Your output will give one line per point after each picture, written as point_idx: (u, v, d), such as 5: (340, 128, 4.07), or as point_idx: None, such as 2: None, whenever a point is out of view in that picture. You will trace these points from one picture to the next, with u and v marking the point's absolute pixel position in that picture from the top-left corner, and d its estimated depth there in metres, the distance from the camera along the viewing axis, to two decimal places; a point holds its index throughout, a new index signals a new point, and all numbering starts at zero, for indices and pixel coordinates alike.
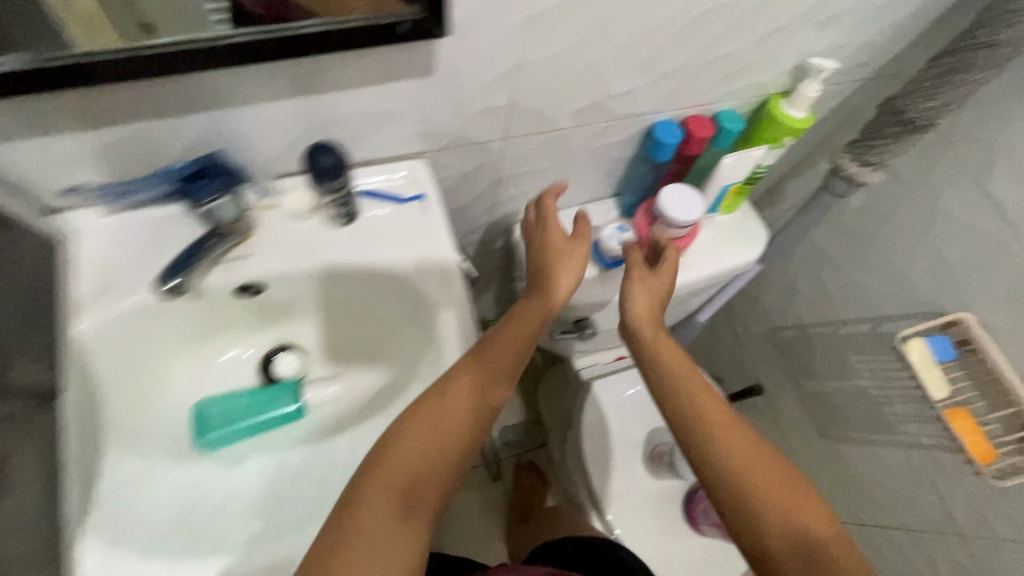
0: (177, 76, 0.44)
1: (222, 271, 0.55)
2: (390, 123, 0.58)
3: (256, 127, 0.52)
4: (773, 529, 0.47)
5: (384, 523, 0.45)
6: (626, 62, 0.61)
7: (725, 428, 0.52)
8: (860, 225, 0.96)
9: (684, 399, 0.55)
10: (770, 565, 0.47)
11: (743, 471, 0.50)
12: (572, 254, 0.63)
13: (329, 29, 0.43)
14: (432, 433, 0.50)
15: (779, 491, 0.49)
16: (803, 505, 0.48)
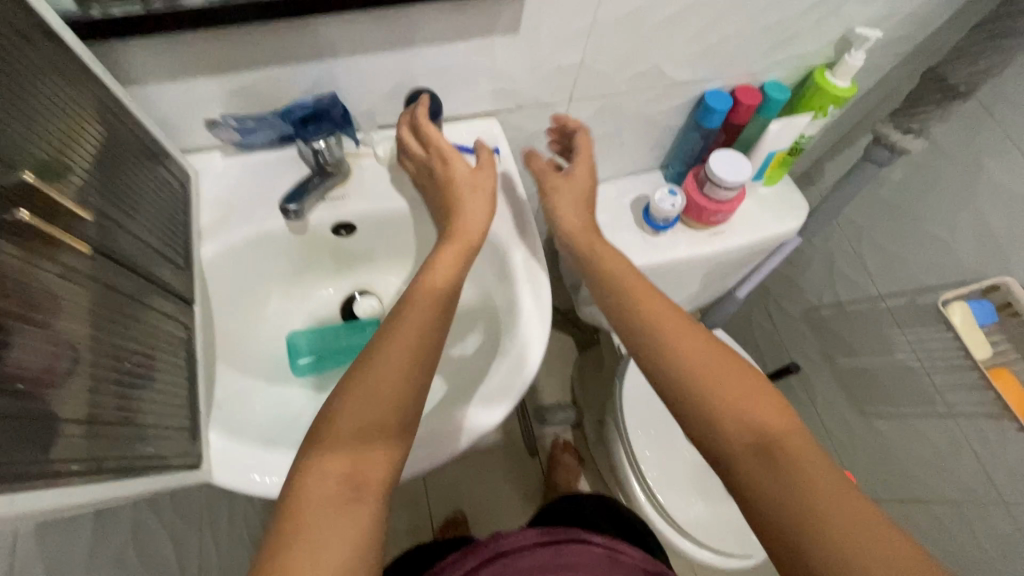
0: (314, 22, 0.52)
1: (325, 208, 0.63)
2: (473, 80, 0.65)
3: (363, 78, 0.60)
4: (731, 428, 0.51)
5: (329, 503, 0.41)
6: (686, 27, 0.67)
7: (677, 338, 0.57)
8: (900, 199, 0.99)
9: (638, 319, 0.59)
10: (724, 460, 0.50)
11: (697, 375, 0.54)
12: (477, 189, 0.60)
13: None
14: (353, 423, 0.44)
15: (734, 391, 0.52)
16: (749, 397, 0.52)
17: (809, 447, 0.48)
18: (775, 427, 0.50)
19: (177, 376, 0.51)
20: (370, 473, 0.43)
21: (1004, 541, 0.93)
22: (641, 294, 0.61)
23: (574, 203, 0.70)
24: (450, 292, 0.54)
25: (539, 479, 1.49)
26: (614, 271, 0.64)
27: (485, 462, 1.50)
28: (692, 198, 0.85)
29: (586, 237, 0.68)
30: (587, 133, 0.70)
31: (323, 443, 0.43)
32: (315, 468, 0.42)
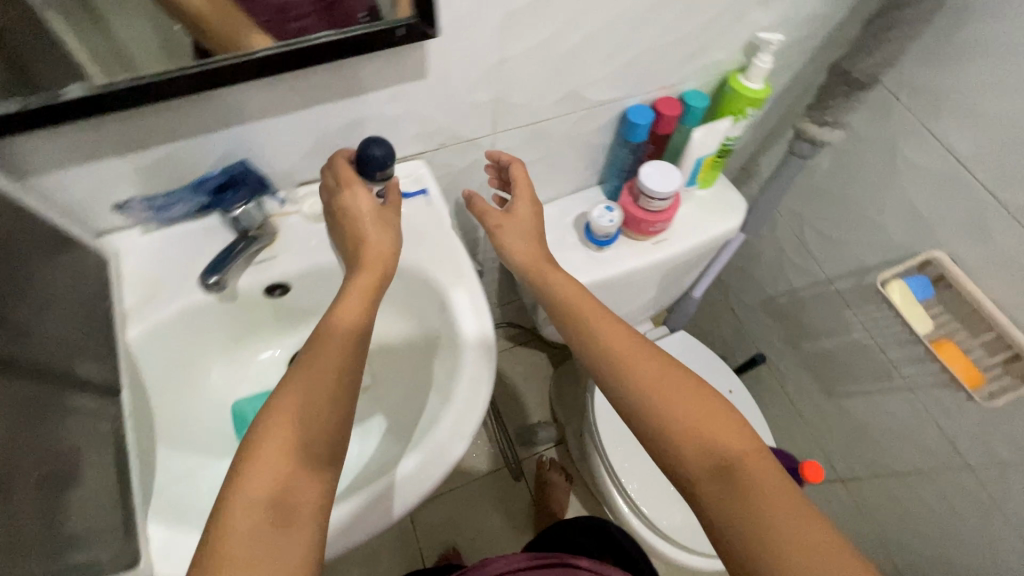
0: (209, 94, 0.51)
1: (254, 272, 0.62)
2: (392, 126, 0.65)
3: (276, 139, 0.59)
4: (692, 454, 0.55)
5: (256, 537, 0.43)
6: (595, 51, 0.68)
7: (635, 363, 0.61)
8: (830, 185, 1.03)
9: (597, 346, 0.64)
10: (690, 484, 0.55)
11: (656, 400, 0.58)
12: (383, 220, 0.61)
13: (337, 39, 0.49)
14: (278, 446, 0.47)
15: (695, 416, 0.57)
16: (709, 423, 0.56)
17: (761, 461, 0.54)
18: (729, 445, 0.55)
19: (105, 474, 0.48)
20: (299, 493, 0.46)
21: (976, 504, 0.95)
22: (596, 322, 0.65)
23: (526, 236, 0.74)
24: (366, 315, 0.57)
25: (528, 501, 1.48)
26: (568, 300, 0.68)
27: (472, 493, 1.48)
28: (629, 211, 0.87)
29: (536, 267, 0.72)
30: (520, 165, 0.72)
31: (248, 472, 0.46)
32: (241, 497, 0.45)
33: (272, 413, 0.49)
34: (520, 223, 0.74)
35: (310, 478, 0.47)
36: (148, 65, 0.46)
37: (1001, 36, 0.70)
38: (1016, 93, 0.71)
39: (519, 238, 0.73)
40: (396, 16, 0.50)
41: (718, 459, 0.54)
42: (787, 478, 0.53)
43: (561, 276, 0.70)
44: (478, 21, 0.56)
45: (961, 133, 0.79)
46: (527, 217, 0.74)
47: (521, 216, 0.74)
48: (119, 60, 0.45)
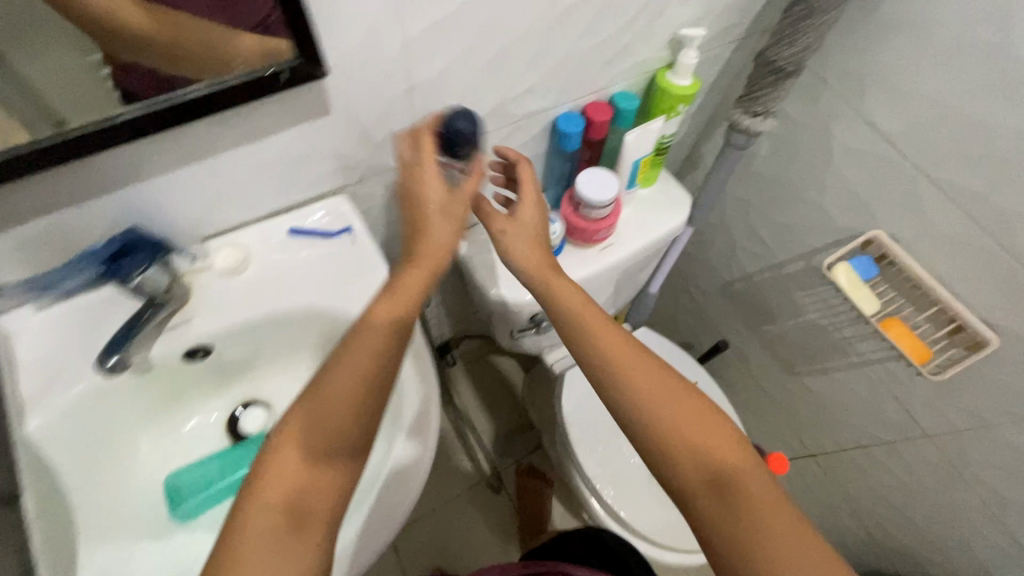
0: (81, 162, 0.47)
1: (168, 339, 0.57)
2: (304, 166, 0.61)
3: (173, 194, 0.55)
4: (691, 468, 0.54)
5: (267, 546, 0.45)
6: (511, 65, 0.65)
7: (637, 375, 0.58)
8: (770, 170, 1.03)
9: (598, 355, 0.60)
10: (683, 492, 0.54)
11: (655, 412, 0.56)
12: (449, 212, 0.56)
13: (215, 91, 0.46)
14: (297, 448, 0.49)
15: (694, 427, 0.56)
16: (710, 437, 0.55)
17: (762, 483, 0.53)
18: (732, 465, 0.54)
19: None
20: (312, 499, 0.48)
21: (937, 470, 0.97)
22: (599, 330, 0.61)
23: (528, 241, 0.67)
24: (410, 312, 0.55)
25: (510, 512, 1.46)
26: (571, 306, 0.63)
27: (453, 510, 1.45)
28: (572, 221, 0.84)
29: (541, 272, 0.65)
30: (528, 164, 0.66)
31: (266, 477, 0.48)
32: (258, 499, 0.47)
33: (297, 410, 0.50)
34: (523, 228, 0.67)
35: (323, 487, 0.49)
36: (64, 107, 0.44)
37: (915, 14, 0.70)
38: (933, 71, 0.71)
39: (522, 245, 0.66)
40: (279, 59, 0.47)
41: (716, 472, 0.54)
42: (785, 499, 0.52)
43: (567, 283, 0.64)
44: (377, 51, 0.53)
45: (887, 112, 0.79)
46: (533, 222, 0.67)
47: (525, 221, 0.67)
48: (42, 105, 0.43)
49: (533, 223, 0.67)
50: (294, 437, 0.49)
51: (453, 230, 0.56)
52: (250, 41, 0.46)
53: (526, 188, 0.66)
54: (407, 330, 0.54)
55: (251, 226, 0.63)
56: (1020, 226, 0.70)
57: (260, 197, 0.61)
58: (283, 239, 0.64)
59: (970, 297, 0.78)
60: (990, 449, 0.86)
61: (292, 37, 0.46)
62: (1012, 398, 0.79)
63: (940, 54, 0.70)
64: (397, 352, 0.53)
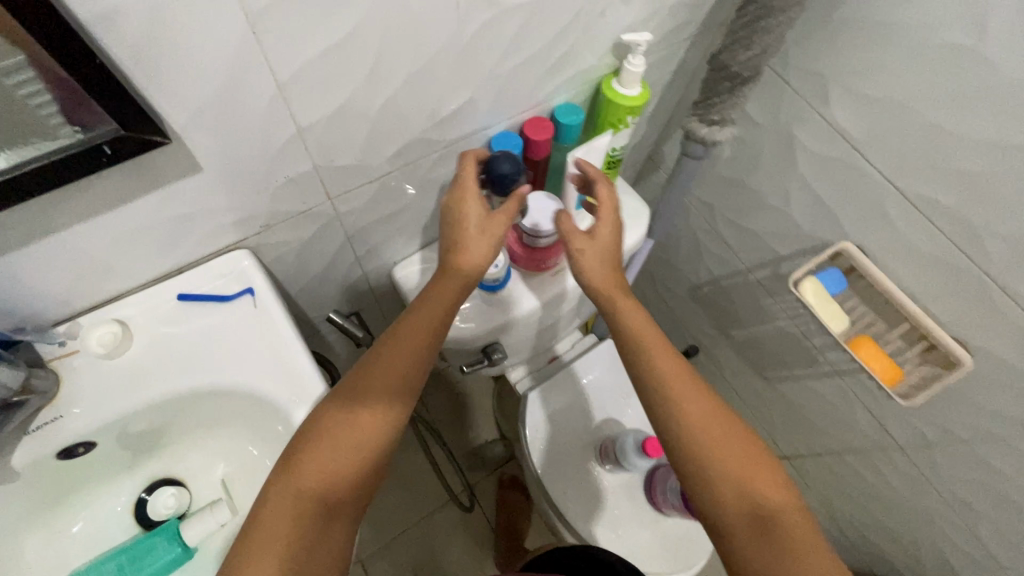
0: None
1: (32, 443, 0.50)
2: (184, 227, 0.52)
3: (15, 280, 0.46)
4: (731, 500, 0.57)
5: (296, 525, 0.48)
6: (426, 93, 0.56)
7: (688, 404, 0.61)
8: (734, 174, 0.96)
9: (651, 379, 0.63)
10: (721, 522, 0.57)
11: (701, 439, 0.59)
12: (488, 225, 0.60)
13: (19, 172, 0.38)
14: (333, 440, 0.51)
15: (738, 463, 0.58)
16: (755, 471, 0.58)
17: (804, 523, 0.55)
18: (774, 503, 0.56)
19: None
20: (342, 494, 0.51)
21: (911, 481, 0.94)
22: (658, 357, 0.64)
23: (604, 259, 0.68)
24: (450, 312, 0.59)
25: (487, 527, 1.42)
26: (630, 330, 0.66)
27: (426, 531, 1.40)
28: (515, 249, 0.76)
29: (607, 291, 0.67)
30: (606, 182, 0.68)
31: (305, 463, 0.50)
32: (297, 481, 0.49)
33: (350, 400, 0.53)
34: (599, 245, 0.68)
35: (355, 484, 0.52)
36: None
37: (882, 11, 0.63)
38: (902, 76, 0.64)
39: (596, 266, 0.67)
40: (93, 132, 0.38)
41: (757, 506, 0.56)
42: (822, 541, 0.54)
43: (632, 305, 0.67)
44: (245, 97, 0.44)
45: (854, 118, 0.72)
46: (609, 242, 0.68)
47: (602, 240, 0.68)
48: None
49: (609, 242, 0.68)
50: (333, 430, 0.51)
51: (486, 244, 0.59)
52: (47, 110, 0.37)
53: (605, 207, 0.67)
54: (442, 332, 0.59)
55: (133, 295, 0.55)
56: (997, 245, 0.64)
57: (137, 265, 0.52)
58: (172, 308, 0.55)
59: (943, 315, 0.73)
60: (965, 466, 0.83)
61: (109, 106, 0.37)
62: (987, 419, 0.75)
63: (909, 57, 0.63)
64: (429, 355, 0.58)
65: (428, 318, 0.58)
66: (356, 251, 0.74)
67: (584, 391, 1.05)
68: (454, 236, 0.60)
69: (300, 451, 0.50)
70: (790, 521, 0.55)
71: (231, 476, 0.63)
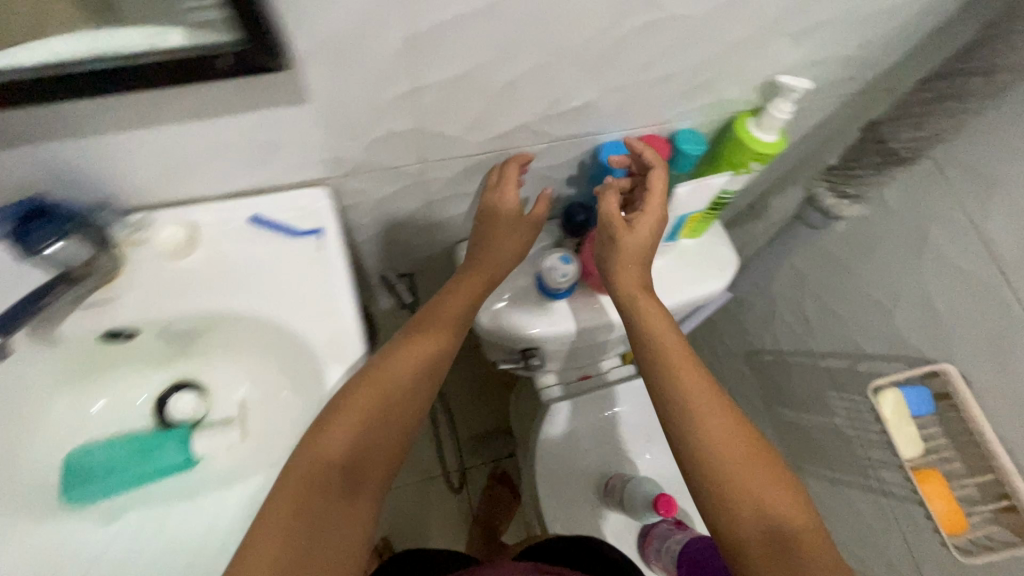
0: None
1: (81, 318, 0.50)
2: (272, 151, 0.51)
3: (106, 156, 0.46)
4: (746, 518, 0.49)
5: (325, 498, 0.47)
6: (552, 83, 0.52)
7: (711, 423, 0.53)
8: (842, 252, 0.87)
9: (662, 373, 0.56)
10: (734, 544, 0.49)
11: (710, 442, 0.52)
12: (518, 232, 0.62)
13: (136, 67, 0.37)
14: (360, 414, 0.50)
15: (750, 476, 0.50)
16: (777, 490, 0.50)
17: (826, 553, 0.47)
18: (794, 528, 0.48)
19: None
20: (370, 462, 0.50)
21: None
22: (683, 373, 0.56)
23: (636, 263, 0.60)
24: (477, 299, 0.60)
25: (466, 512, 1.41)
26: (656, 339, 0.58)
27: (410, 496, 1.41)
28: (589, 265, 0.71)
29: (629, 292, 0.60)
30: (663, 173, 0.61)
31: (331, 433, 0.49)
32: (324, 449, 0.48)
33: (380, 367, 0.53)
34: (638, 242, 0.60)
35: (386, 452, 0.51)
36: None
37: None
38: None
39: (628, 260, 0.60)
40: (213, 41, 0.36)
41: (776, 530, 0.48)
42: None
43: (656, 309, 0.59)
44: (371, 38, 0.41)
45: (1010, 237, 0.63)
46: (647, 239, 0.60)
47: (640, 235, 0.60)
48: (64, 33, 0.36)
49: (647, 240, 0.61)
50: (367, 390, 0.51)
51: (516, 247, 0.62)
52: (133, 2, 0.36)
53: (654, 196, 0.60)
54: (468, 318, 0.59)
55: (210, 203, 0.55)
56: None
57: (219, 175, 0.52)
58: (242, 226, 0.55)
59: None
60: None
61: (228, 17, 0.35)
62: None
63: None
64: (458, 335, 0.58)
65: (449, 311, 0.58)
66: (429, 219, 0.72)
67: (608, 420, 1.01)
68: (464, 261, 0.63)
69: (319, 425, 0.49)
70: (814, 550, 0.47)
71: (250, 400, 0.63)
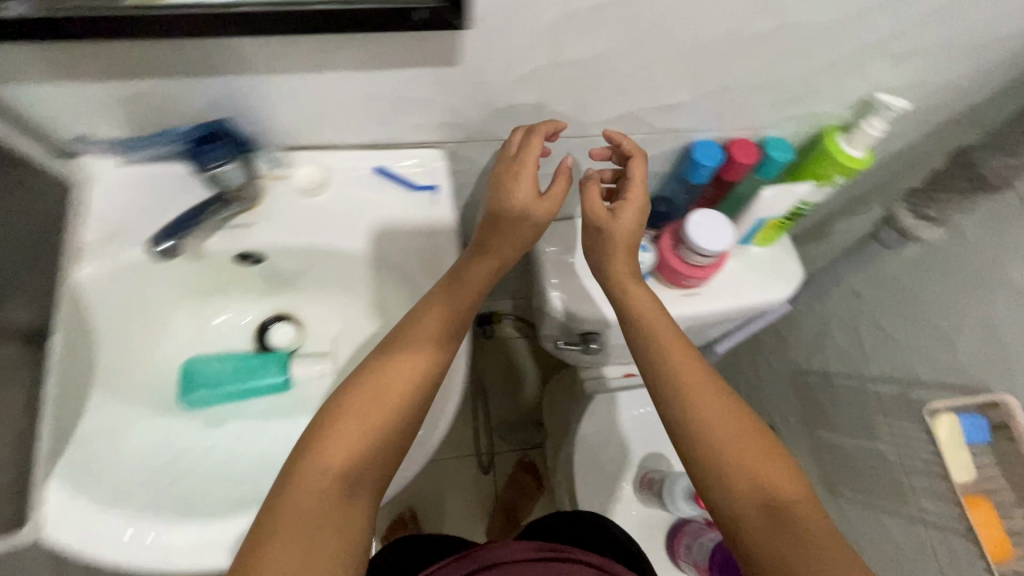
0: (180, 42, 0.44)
1: (224, 238, 0.56)
2: (408, 109, 0.56)
3: (270, 98, 0.52)
4: (742, 490, 0.49)
5: (320, 501, 0.45)
6: (667, 75, 0.57)
7: (699, 398, 0.54)
8: (908, 278, 0.89)
9: (651, 354, 0.57)
10: (736, 521, 0.49)
11: (701, 417, 0.53)
12: (533, 220, 0.55)
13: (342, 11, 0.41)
14: (360, 419, 0.49)
15: (741, 446, 0.51)
16: (769, 461, 0.50)
17: (822, 518, 0.47)
18: (787, 495, 0.49)
19: None
20: (368, 463, 0.48)
21: None
22: (672, 351, 0.56)
23: (622, 251, 0.60)
24: (482, 290, 0.56)
25: (490, 496, 1.44)
26: (642, 319, 0.59)
27: (437, 472, 1.46)
28: (664, 256, 0.75)
29: (618, 279, 0.61)
30: (642, 161, 0.60)
31: (329, 437, 0.47)
32: (319, 454, 0.47)
33: (377, 371, 0.51)
34: (622, 232, 0.60)
35: (386, 452, 0.49)
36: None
37: None
38: None
39: (613, 249, 0.60)
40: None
41: (772, 499, 0.48)
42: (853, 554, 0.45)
43: (642, 291, 0.60)
44: (527, 12, 0.46)
45: None
46: (632, 228, 0.60)
47: (623, 224, 0.60)
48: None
49: (632, 228, 0.60)
50: (362, 395, 0.50)
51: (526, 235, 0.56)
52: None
53: (635, 185, 0.59)
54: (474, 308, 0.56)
55: (341, 150, 0.60)
56: None
57: (356, 128, 0.58)
58: (367, 175, 0.61)
59: None
60: None
61: None
62: None
63: None
64: (462, 329, 0.55)
65: (453, 301, 0.55)
66: None
67: (650, 417, 1.03)
68: (457, 265, 0.57)
69: (316, 439, 0.48)
70: (808, 515, 0.47)
71: (342, 337, 0.68)
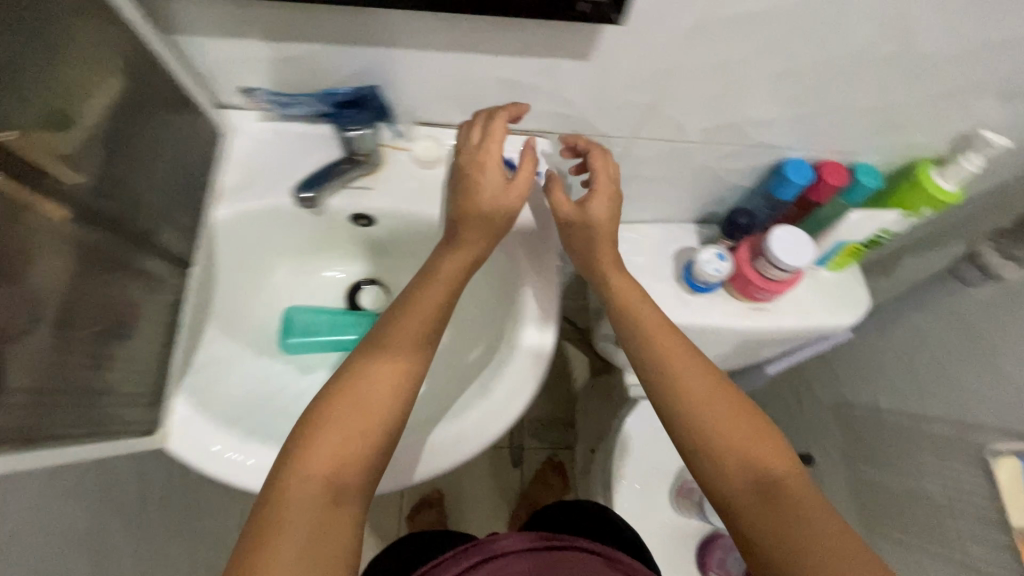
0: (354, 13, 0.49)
1: (344, 197, 0.61)
2: (530, 97, 0.60)
3: (412, 74, 0.56)
4: (734, 471, 0.51)
5: (307, 507, 0.44)
6: (778, 91, 0.59)
7: (687, 382, 0.55)
8: (980, 319, 0.89)
9: (641, 345, 0.59)
10: (730, 500, 0.50)
11: (691, 403, 0.54)
12: (504, 206, 0.57)
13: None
14: (342, 427, 0.48)
15: (729, 427, 0.52)
16: (758, 440, 0.52)
17: (808, 489, 0.49)
18: (778, 471, 0.50)
19: (153, 337, 0.55)
20: (352, 468, 0.47)
21: None
22: (657, 338, 0.58)
23: (602, 245, 0.63)
24: (459, 282, 0.57)
25: (514, 489, 1.46)
26: (627, 307, 0.61)
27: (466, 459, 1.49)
28: (740, 267, 0.76)
29: (599, 266, 0.64)
30: (600, 154, 0.62)
31: (309, 445, 0.47)
32: (301, 465, 0.46)
33: (348, 377, 0.51)
34: (599, 226, 0.62)
35: (372, 449, 0.49)
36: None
37: None
38: None
39: (588, 241, 0.62)
40: None
41: (762, 476, 0.50)
42: (845, 524, 0.46)
43: (626, 282, 0.62)
44: (668, 16, 0.49)
45: None
46: (603, 218, 0.62)
47: (594, 215, 0.61)
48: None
49: (603, 218, 0.61)
50: (342, 407, 0.49)
51: (493, 224, 0.57)
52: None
53: (599, 176, 0.61)
54: (452, 301, 0.57)
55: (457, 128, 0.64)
56: None
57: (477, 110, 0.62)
58: None
59: None
60: None
61: None
62: None
63: None
64: (439, 323, 0.56)
65: (434, 296, 0.56)
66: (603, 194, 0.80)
67: None
68: (433, 256, 0.59)
69: (294, 455, 0.47)
70: (795, 487, 0.49)
71: None
